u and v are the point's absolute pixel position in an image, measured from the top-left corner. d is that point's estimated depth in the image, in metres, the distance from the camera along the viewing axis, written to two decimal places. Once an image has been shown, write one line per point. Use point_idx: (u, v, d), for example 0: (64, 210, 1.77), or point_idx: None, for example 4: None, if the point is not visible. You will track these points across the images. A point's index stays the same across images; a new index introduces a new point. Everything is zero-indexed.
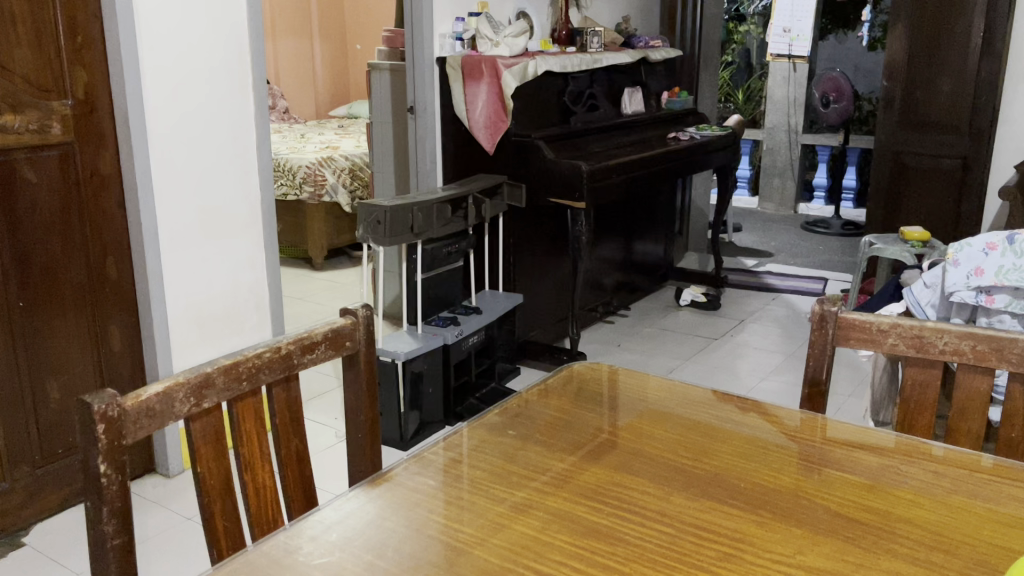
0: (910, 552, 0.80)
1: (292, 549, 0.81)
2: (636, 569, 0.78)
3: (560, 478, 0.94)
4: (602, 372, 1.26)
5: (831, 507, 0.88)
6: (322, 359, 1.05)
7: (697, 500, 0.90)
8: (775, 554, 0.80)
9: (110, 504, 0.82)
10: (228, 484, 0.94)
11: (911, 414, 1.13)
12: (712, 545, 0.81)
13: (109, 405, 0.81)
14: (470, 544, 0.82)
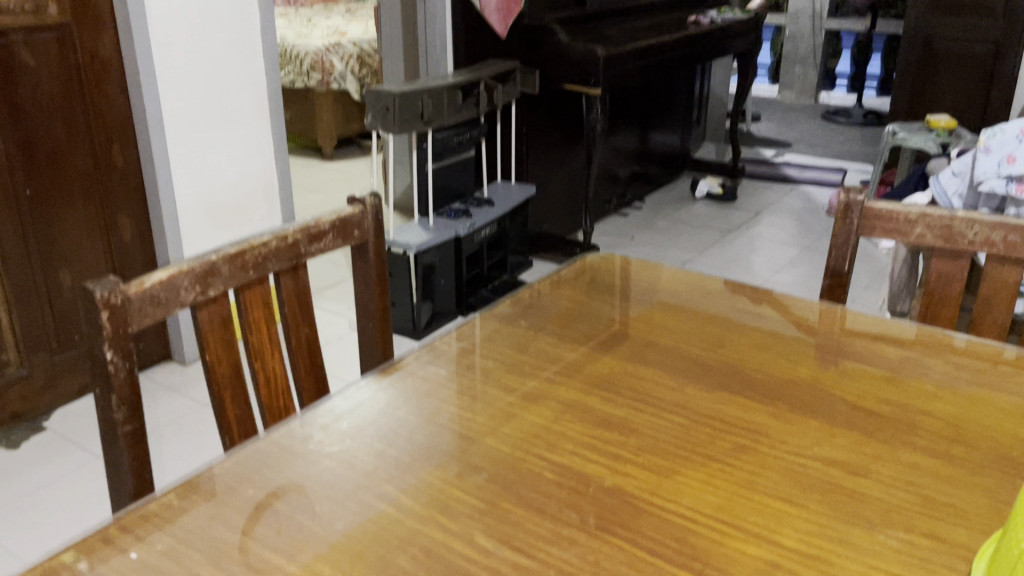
0: (930, 444, 0.79)
1: (302, 438, 0.80)
2: (649, 459, 0.77)
3: (574, 369, 0.93)
4: (616, 263, 1.23)
5: (850, 399, 0.87)
6: (330, 249, 1.02)
7: (711, 391, 0.88)
8: (791, 445, 0.79)
9: (118, 392, 0.81)
10: (237, 372, 0.93)
11: (934, 307, 1.10)
12: (727, 436, 0.80)
13: (112, 292, 0.80)
14: (482, 433, 0.81)
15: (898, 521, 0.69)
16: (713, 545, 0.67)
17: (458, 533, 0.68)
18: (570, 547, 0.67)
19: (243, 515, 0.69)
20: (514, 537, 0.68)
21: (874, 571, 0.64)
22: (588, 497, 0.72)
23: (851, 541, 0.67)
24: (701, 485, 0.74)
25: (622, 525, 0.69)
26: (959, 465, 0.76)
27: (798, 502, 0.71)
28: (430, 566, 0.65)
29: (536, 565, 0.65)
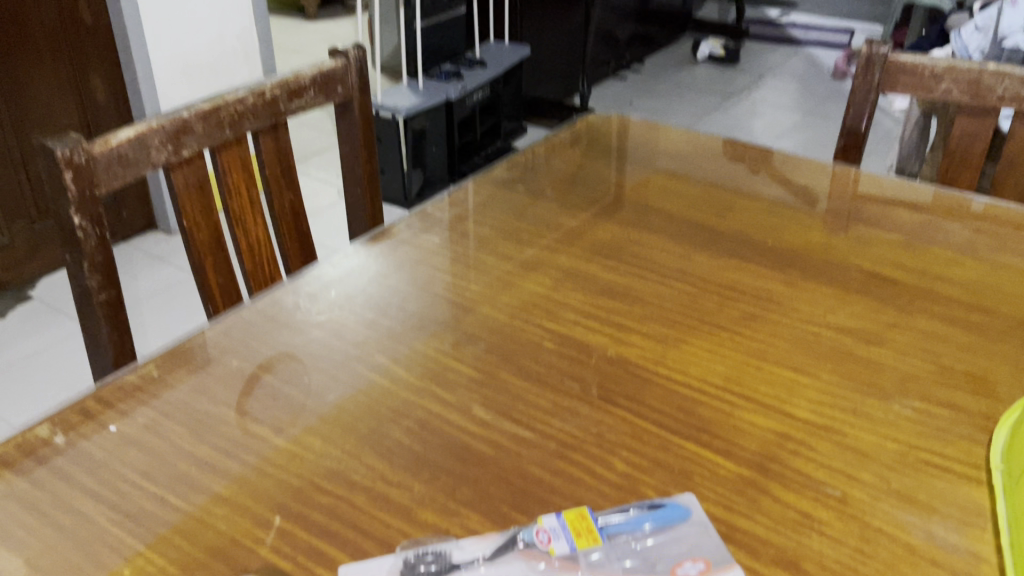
0: (948, 312, 0.75)
1: (288, 308, 0.75)
2: (654, 329, 0.73)
3: (575, 235, 0.88)
4: (616, 124, 1.16)
5: (865, 266, 0.82)
6: (312, 106, 0.95)
7: (719, 258, 0.84)
8: (804, 314, 0.75)
9: (90, 258, 0.76)
10: (218, 238, 0.88)
11: (954, 169, 1.04)
12: (736, 305, 0.76)
13: (75, 151, 0.73)
14: (479, 302, 0.77)
15: (915, 391, 0.66)
16: (722, 416, 0.64)
17: (455, 405, 0.65)
18: (573, 419, 0.63)
19: (227, 388, 0.66)
20: (514, 409, 0.64)
21: (889, 441, 0.61)
22: (591, 368, 0.69)
23: (866, 412, 0.64)
24: (709, 354, 0.70)
25: (626, 397, 0.66)
26: (978, 333, 0.72)
27: (810, 373, 0.68)
28: (426, 439, 0.61)
29: (537, 438, 0.62)
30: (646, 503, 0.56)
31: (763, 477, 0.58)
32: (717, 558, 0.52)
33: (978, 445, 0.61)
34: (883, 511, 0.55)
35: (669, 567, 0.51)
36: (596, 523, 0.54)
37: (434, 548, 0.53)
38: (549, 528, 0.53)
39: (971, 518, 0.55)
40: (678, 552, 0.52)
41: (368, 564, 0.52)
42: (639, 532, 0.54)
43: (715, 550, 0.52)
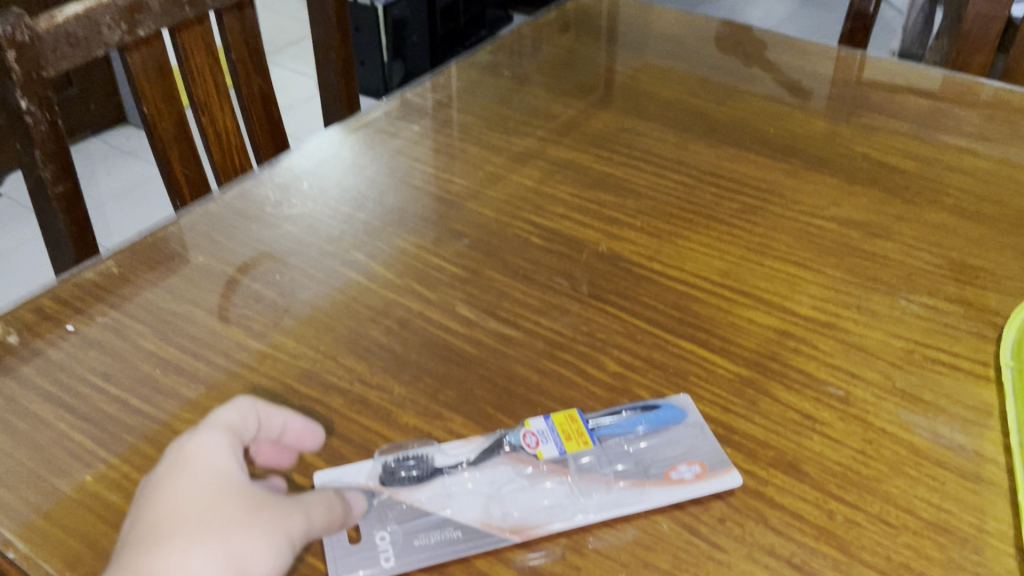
0: (957, 203, 0.71)
1: (259, 201, 0.70)
2: (648, 223, 0.69)
3: (563, 124, 0.82)
4: (608, 5, 1.09)
5: (871, 156, 0.77)
6: None
7: (718, 148, 0.79)
8: (805, 207, 0.71)
9: (43, 148, 0.70)
10: (183, 127, 0.82)
11: (965, 55, 0.99)
12: (734, 197, 0.72)
13: (17, 28, 0.66)
14: (462, 195, 0.72)
15: (921, 286, 0.62)
16: (719, 314, 0.60)
17: (437, 303, 0.61)
18: (561, 317, 0.60)
19: (193, 286, 0.62)
20: (499, 307, 0.61)
21: (894, 338, 0.58)
22: (580, 264, 0.65)
23: (870, 308, 0.61)
24: (705, 249, 0.66)
25: (617, 294, 0.62)
26: (989, 226, 0.68)
27: (811, 268, 0.64)
28: (407, 339, 0.58)
29: (524, 337, 0.58)
30: (638, 405, 0.53)
31: (761, 377, 0.55)
32: (713, 462, 0.49)
33: (986, 343, 0.58)
34: (887, 410, 0.53)
35: (662, 470, 0.49)
36: (586, 426, 0.51)
37: (415, 452, 0.50)
38: (536, 431, 0.51)
39: (978, 418, 0.52)
40: (672, 455, 0.50)
41: (345, 469, 0.49)
42: (630, 434, 0.51)
43: (712, 453, 0.50)
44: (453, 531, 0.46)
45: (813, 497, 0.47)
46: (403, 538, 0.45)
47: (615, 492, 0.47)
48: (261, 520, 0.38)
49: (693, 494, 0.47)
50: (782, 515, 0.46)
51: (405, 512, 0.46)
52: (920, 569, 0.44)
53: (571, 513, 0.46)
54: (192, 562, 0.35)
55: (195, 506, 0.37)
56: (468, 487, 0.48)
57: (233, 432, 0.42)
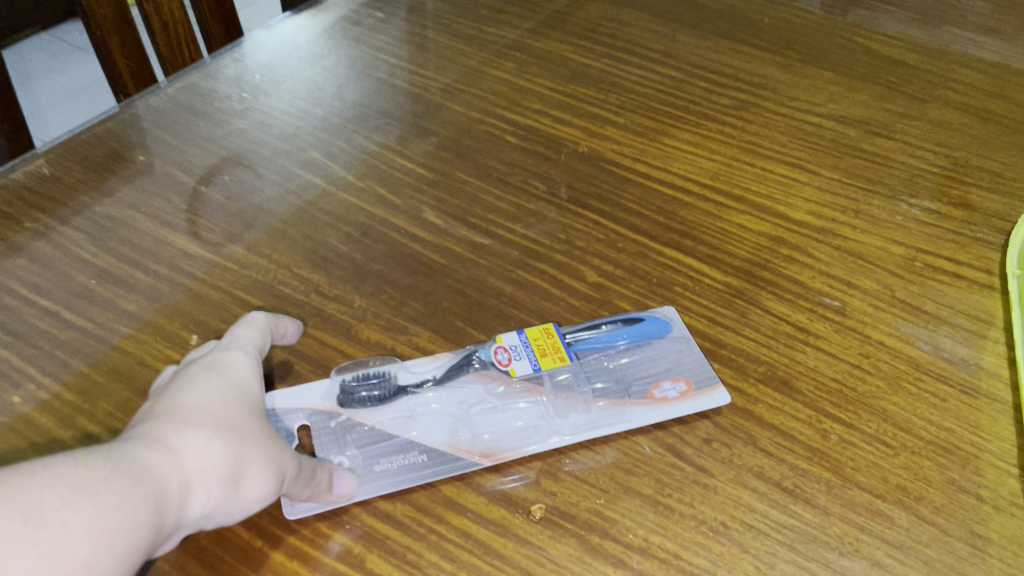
0: (963, 100, 0.66)
1: (206, 94, 0.64)
2: (633, 120, 0.64)
3: (542, 12, 0.76)
4: None
5: (873, 49, 0.72)
6: None
7: (709, 38, 0.73)
8: (802, 103, 0.66)
9: None
10: (123, 15, 0.74)
11: None
12: (726, 93, 0.67)
13: None
14: (430, 90, 0.66)
15: (924, 189, 0.58)
16: (708, 219, 0.56)
17: (402, 208, 0.56)
18: (538, 223, 0.55)
19: (134, 189, 0.56)
20: (470, 213, 0.56)
21: (894, 245, 0.54)
22: (559, 166, 0.60)
23: (869, 212, 0.56)
24: (695, 148, 0.61)
25: (598, 198, 0.57)
26: (997, 124, 0.64)
27: (808, 168, 0.60)
28: (368, 248, 0.53)
29: (496, 245, 0.54)
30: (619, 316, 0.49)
31: (752, 288, 0.51)
32: (700, 378, 0.45)
33: (991, 250, 0.54)
34: (885, 322, 0.49)
35: (644, 387, 0.45)
36: (562, 340, 0.47)
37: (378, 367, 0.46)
38: (509, 347, 0.46)
39: (982, 330, 0.49)
40: (656, 370, 0.46)
41: (300, 387, 0.45)
42: (610, 349, 0.47)
43: (699, 369, 0.46)
44: (418, 455, 0.42)
45: (805, 416, 0.44)
46: (362, 464, 0.42)
47: (594, 412, 0.44)
48: (281, 438, 0.37)
49: (678, 411, 0.44)
50: (772, 436, 0.43)
51: (365, 435, 0.43)
52: (918, 491, 0.41)
53: (545, 437, 0.43)
54: (212, 450, 0.34)
55: (220, 406, 0.36)
56: (435, 408, 0.44)
57: (258, 351, 0.42)
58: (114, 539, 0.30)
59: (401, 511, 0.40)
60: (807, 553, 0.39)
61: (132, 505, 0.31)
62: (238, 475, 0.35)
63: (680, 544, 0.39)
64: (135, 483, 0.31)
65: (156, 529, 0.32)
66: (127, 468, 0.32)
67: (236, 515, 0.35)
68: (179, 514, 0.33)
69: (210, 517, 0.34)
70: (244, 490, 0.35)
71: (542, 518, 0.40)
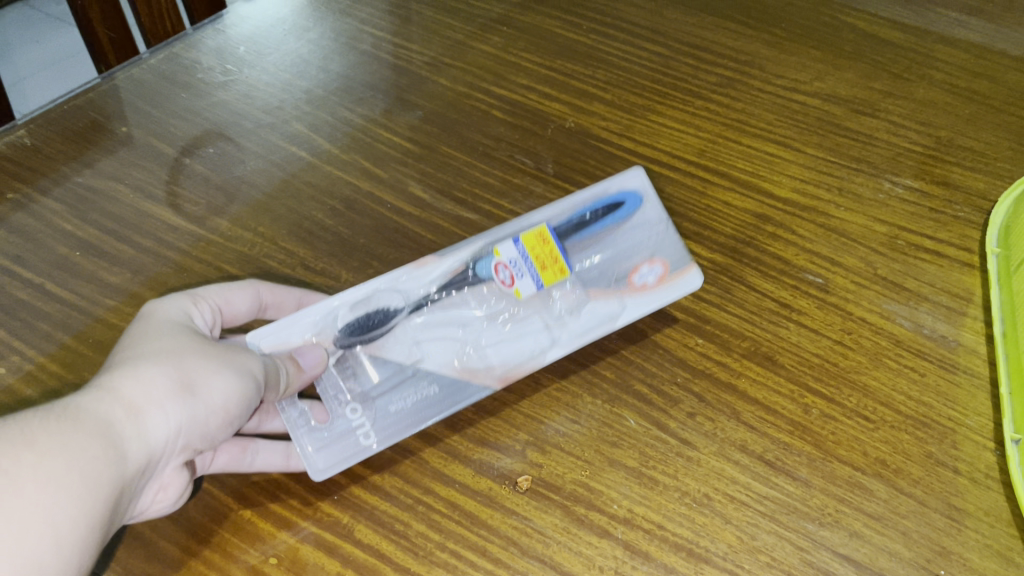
0: (947, 78, 0.66)
1: (188, 65, 0.63)
2: (620, 96, 0.64)
3: None
4: None
5: (859, 27, 0.72)
6: None
7: (696, 13, 0.72)
8: (788, 81, 0.66)
9: None
10: None
11: None
12: (711, 70, 0.67)
13: None
14: (415, 64, 0.65)
15: (907, 167, 0.59)
16: (695, 197, 0.56)
17: (388, 183, 0.56)
18: (525, 200, 0.56)
19: (117, 161, 0.56)
20: (455, 187, 0.56)
21: (877, 223, 0.54)
22: (545, 141, 0.60)
23: (853, 191, 0.57)
24: (681, 126, 0.61)
25: (585, 174, 0.58)
26: (980, 103, 0.64)
27: (793, 147, 0.60)
28: (354, 222, 0.53)
29: (483, 220, 0.54)
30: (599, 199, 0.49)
31: (736, 264, 0.51)
32: (674, 258, 0.48)
33: (973, 229, 0.54)
34: (868, 299, 0.50)
35: (626, 275, 0.48)
36: (557, 245, 0.46)
37: (367, 307, 0.45)
38: (508, 262, 0.46)
39: (961, 307, 0.50)
40: (635, 255, 0.48)
41: (278, 327, 0.43)
42: (591, 234, 0.49)
43: (674, 249, 0.48)
44: (430, 387, 0.44)
45: (786, 390, 0.45)
46: (378, 407, 0.44)
47: (587, 310, 0.47)
48: (221, 356, 0.39)
49: (663, 295, 0.47)
50: (755, 410, 0.44)
51: (385, 377, 0.45)
52: (897, 464, 0.42)
53: (535, 388, 0.45)
54: (149, 380, 0.36)
55: (154, 342, 0.38)
56: (440, 331, 0.46)
57: (203, 298, 0.42)
58: (66, 478, 0.31)
59: (390, 483, 0.41)
60: (787, 524, 0.40)
61: (76, 445, 0.32)
62: (183, 393, 0.36)
63: (663, 516, 0.40)
64: (77, 423, 0.33)
65: (111, 459, 0.33)
66: (64, 413, 0.33)
67: (195, 433, 0.37)
68: (139, 440, 0.35)
69: (176, 436, 0.36)
70: (194, 406, 0.37)
71: (528, 490, 0.40)
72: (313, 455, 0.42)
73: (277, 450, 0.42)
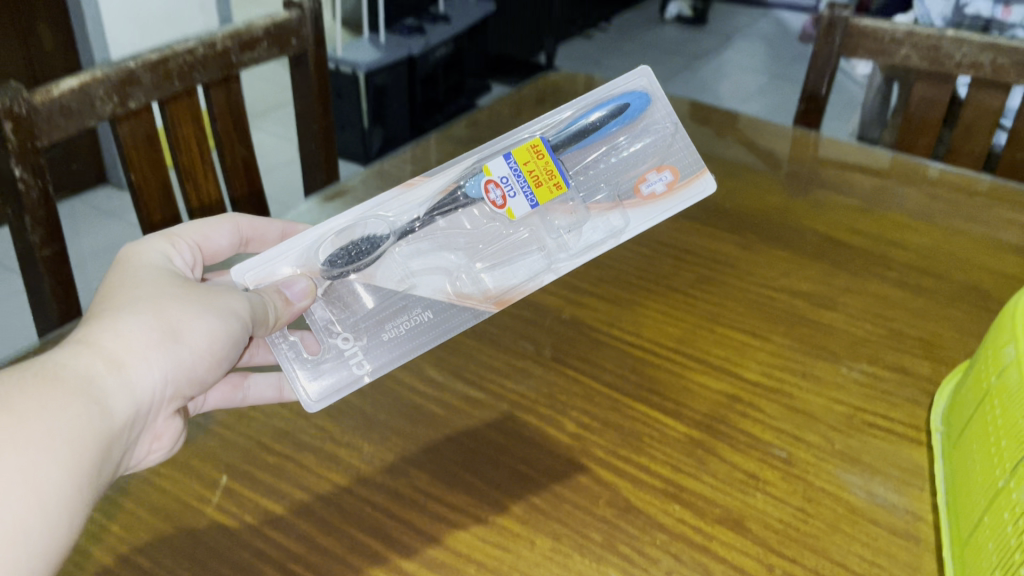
0: (899, 277, 0.76)
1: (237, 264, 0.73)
2: (609, 291, 0.73)
3: None
4: (581, 83, 1.08)
5: (821, 231, 0.82)
6: (264, 59, 0.90)
7: (679, 221, 0.83)
8: (757, 277, 0.75)
9: (32, 213, 0.73)
10: (167, 193, 0.85)
11: (911, 137, 1.06)
12: (689, 268, 0.76)
13: (15, 101, 0.68)
14: None
15: (862, 354, 0.67)
16: (670, 377, 0.64)
17: (407, 366, 0.65)
18: (525, 380, 0.63)
19: None
20: (466, 370, 0.64)
21: (837, 403, 0.62)
22: (546, 331, 0.68)
23: (815, 375, 0.64)
24: (662, 316, 0.70)
25: (577, 358, 0.66)
26: (928, 298, 0.73)
27: (761, 335, 0.68)
28: (376, 401, 0.61)
29: (488, 398, 0.62)
30: (602, 107, 0.65)
31: (710, 438, 0.58)
32: (687, 170, 0.66)
33: (921, 408, 0.61)
34: (827, 471, 0.56)
35: (638, 184, 0.65)
36: (547, 158, 0.61)
37: (351, 236, 0.60)
38: (499, 181, 0.61)
39: (912, 479, 0.56)
40: (640, 168, 0.66)
41: (264, 264, 0.58)
42: (588, 143, 0.64)
43: (681, 160, 0.66)
44: (423, 313, 0.60)
45: (754, 552, 0.50)
46: (373, 334, 0.59)
47: (593, 225, 0.63)
48: (197, 300, 0.51)
49: (681, 198, 0.65)
50: (725, 569, 0.49)
51: (381, 300, 0.60)
52: None
53: (533, 548, 0.50)
54: (129, 336, 0.47)
55: (138, 292, 0.49)
56: (433, 256, 0.62)
57: (179, 238, 0.58)
58: (53, 430, 0.40)
59: None
60: None
61: (61, 404, 0.42)
62: (162, 342, 0.48)
63: None
64: (64, 383, 0.43)
65: (94, 407, 0.43)
66: (52, 374, 0.43)
67: (178, 369, 0.49)
68: (129, 385, 0.46)
69: (160, 376, 0.48)
70: (171, 351, 0.48)
71: None
72: (310, 385, 0.57)
73: (268, 386, 0.60)
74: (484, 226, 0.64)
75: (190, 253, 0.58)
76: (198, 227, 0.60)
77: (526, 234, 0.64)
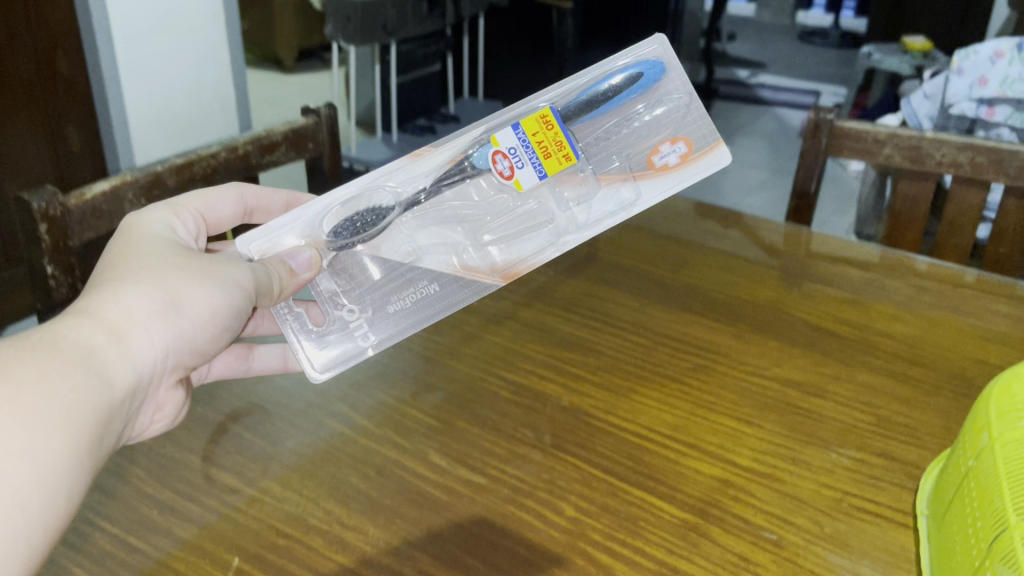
0: (886, 366, 0.79)
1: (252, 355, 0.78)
2: (607, 378, 0.77)
3: (538, 291, 0.90)
4: None
5: (812, 322, 0.86)
6: (282, 162, 0.96)
7: (677, 314, 0.86)
8: (749, 366, 0.79)
9: (61, 306, 0.78)
10: None
11: (899, 230, 1.10)
12: (685, 357, 0.80)
13: (50, 204, 0.73)
14: (442, 355, 0.79)
15: (850, 441, 0.69)
16: (664, 462, 0.66)
17: (411, 451, 0.67)
18: (525, 466, 0.66)
19: (195, 433, 0.68)
20: (469, 456, 0.67)
21: (826, 488, 0.64)
22: (546, 418, 0.71)
23: (804, 459, 0.67)
24: (657, 404, 0.73)
25: (575, 443, 0.68)
26: (915, 386, 0.76)
27: (754, 423, 0.71)
28: (382, 485, 0.64)
29: (489, 483, 0.64)
30: (623, 71, 0.70)
31: (702, 521, 0.61)
32: (694, 141, 0.71)
33: (908, 493, 0.64)
34: (816, 554, 0.58)
35: (652, 154, 0.71)
36: (556, 130, 0.67)
37: (357, 208, 0.67)
38: (507, 152, 0.67)
39: (900, 563, 0.58)
40: (654, 137, 0.72)
41: (267, 237, 0.66)
42: (603, 112, 0.70)
43: (695, 132, 0.71)
44: (429, 287, 0.68)
45: None
46: (378, 306, 0.67)
47: (602, 196, 0.71)
48: (196, 274, 0.56)
49: (693, 171, 0.71)
50: None
51: (384, 274, 0.69)
52: None
53: None
54: (133, 307, 0.51)
55: (140, 267, 0.54)
56: (438, 228, 0.71)
57: (182, 210, 0.64)
58: (65, 393, 0.44)
59: None
60: None
61: (71, 370, 0.46)
62: (163, 313, 0.53)
63: None
64: (73, 352, 0.47)
65: (100, 371, 0.48)
66: (63, 342, 0.47)
67: (178, 335, 0.54)
68: (134, 353, 0.51)
69: (162, 345, 0.53)
70: (172, 321, 0.53)
71: None
72: (317, 354, 0.66)
73: (271, 358, 0.73)
74: (491, 197, 0.72)
75: (193, 223, 0.65)
76: (201, 198, 0.67)
77: (534, 204, 0.71)
